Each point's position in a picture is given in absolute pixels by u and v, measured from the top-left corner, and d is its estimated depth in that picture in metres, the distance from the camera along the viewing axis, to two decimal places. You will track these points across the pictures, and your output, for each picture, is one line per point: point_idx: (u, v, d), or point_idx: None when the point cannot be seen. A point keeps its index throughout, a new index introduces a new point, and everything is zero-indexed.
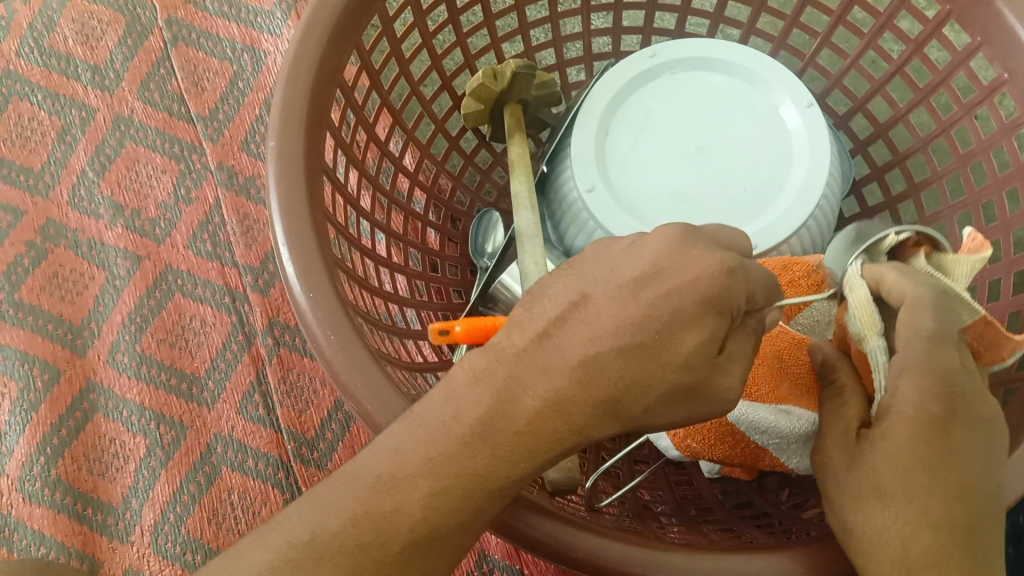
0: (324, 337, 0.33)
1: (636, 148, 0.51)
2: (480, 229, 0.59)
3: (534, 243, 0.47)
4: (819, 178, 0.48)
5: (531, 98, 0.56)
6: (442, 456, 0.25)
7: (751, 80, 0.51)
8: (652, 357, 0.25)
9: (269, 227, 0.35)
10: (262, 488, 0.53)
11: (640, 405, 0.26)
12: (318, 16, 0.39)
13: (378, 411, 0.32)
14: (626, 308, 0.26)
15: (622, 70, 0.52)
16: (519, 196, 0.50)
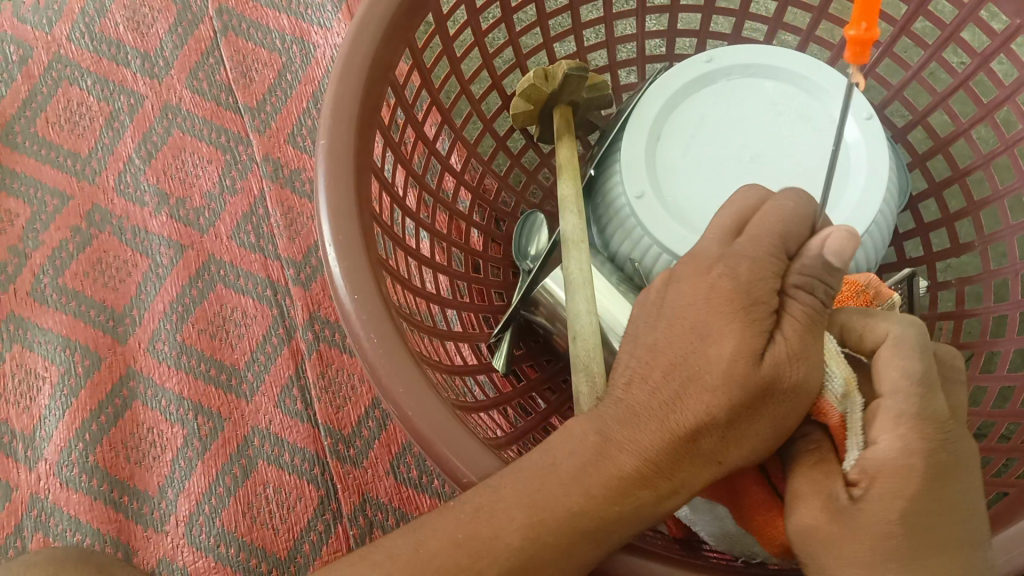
0: (368, 340, 0.32)
1: (687, 154, 0.50)
2: (523, 230, 0.57)
3: (581, 254, 0.46)
4: (876, 194, 0.47)
5: (581, 100, 0.55)
6: (561, 517, 0.27)
7: (811, 90, 0.50)
8: (694, 386, 0.28)
9: (319, 226, 0.34)
10: (297, 483, 0.53)
11: (747, 430, 0.28)
12: (373, 13, 0.37)
13: (432, 430, 0.31)
14: (668, 351, 0.29)
15: (676, 74, 0.51)
16: (565, 200, 0.49)
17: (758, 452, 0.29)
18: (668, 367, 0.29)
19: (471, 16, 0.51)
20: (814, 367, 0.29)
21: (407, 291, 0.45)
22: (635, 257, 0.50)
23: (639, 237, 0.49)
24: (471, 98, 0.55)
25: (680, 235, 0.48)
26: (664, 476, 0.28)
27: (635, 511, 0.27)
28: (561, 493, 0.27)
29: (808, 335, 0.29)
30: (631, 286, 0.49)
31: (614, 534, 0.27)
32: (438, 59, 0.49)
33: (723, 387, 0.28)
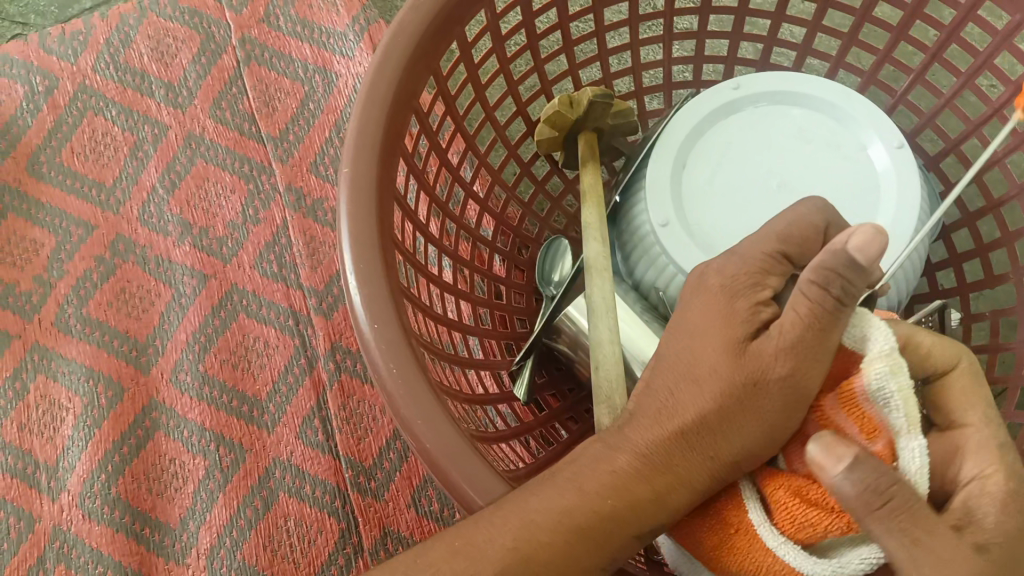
0: (386, 369, 0.31)
1: (713, 182, 0.49)
2: (546, 257, 0.57)
3: (603, 281, 0.45)
4: (908, 224, 0.46)
5: (606, 126, 0.55)
6: (551, 513, 0.27)
7: (841, 117, 0.50)
8: (688, 380, 0.30)
9: (339, 254, 0.33)
10: (318, 516, 0.52)
11: (739, 426, 0.29)
12: (397, 41, 0.37)
13: (444, 457, 0.30)
14: (671, 350, 0.31)
15: (702, 101, 0.51)
16: (589, 228, 0.48)
17: (752, 442, 0.29)
18: (663, 365, 0.31)
19: (498, 43, 0.50)
20: (809, 365, 0.29)
21: (427, 317, 0.45)
22: (660, 285, 0.49)
23: (663, 266, 0.49)
24: (494, 125, 0.54)
25: (706, 265, 0.47)
26: (655, 471, 0.29)
27: (627, 507, 0.28)
28: (553, 494, 0.28)
29: (807, 326, 0.28)
30: (654, 314, 0.49)
31: (614, 537, 0.28)
32: (464, 85, 0.48)
33: (712, 381, 0.29)
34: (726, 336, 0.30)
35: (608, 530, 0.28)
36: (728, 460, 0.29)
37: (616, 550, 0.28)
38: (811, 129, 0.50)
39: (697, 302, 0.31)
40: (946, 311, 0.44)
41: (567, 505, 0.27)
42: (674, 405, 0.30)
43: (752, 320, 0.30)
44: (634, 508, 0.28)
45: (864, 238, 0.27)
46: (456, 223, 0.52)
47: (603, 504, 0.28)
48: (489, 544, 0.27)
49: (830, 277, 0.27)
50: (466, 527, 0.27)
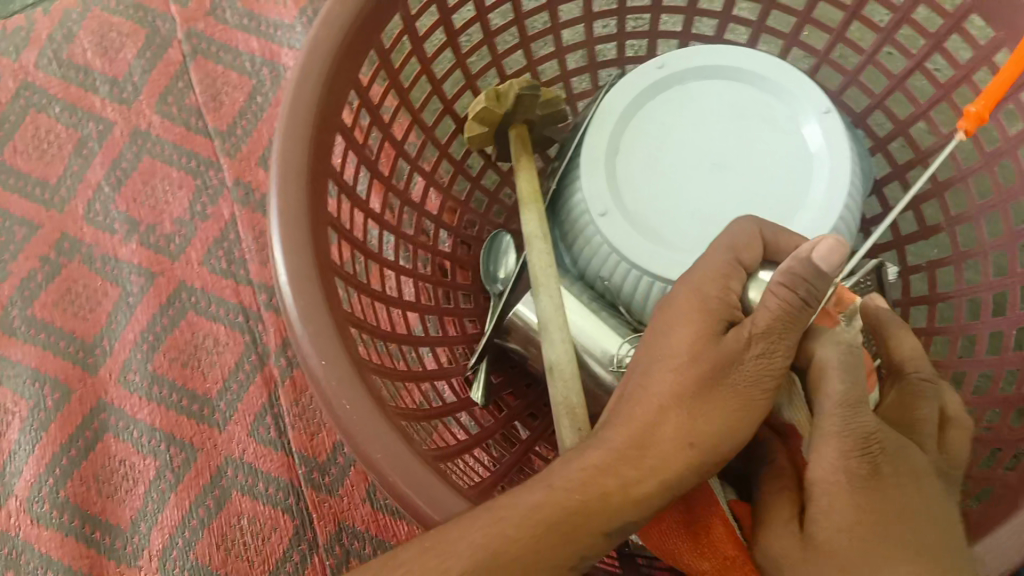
0: (340, 408, 0.31)
1: (651, 160, 0.52)
2: (490, 254, 0.57)
3: (548, 283, 0.47)
4: (841, 188, 0.49)
5: (536, 117, 0.57)
6: (519, 511, 0.29)
7: (770, 89, 0.53)
8: (652, 369, 0.32)
9: (276, 288, 0.33)
10: (271, 513, 0.52)
11: (713, 408, 0.31)
12: (313, 59, 0.36)
13: (420, 496, 0.30)
14: (645, 354, 0.33)
15: (630, 84, 0.54)
16: (532, 233, 0.50)
17: (729, 425, 0.31)
18: (636, 368, 0.33)
19: (416, 44, 0.48)
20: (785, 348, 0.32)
21: (380, 339, 0.45)
22: (604, 273, 0.52)
23: (605, 253, 0.51)
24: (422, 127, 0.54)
25: (648, 251, 0.50)
26: (631, 457, 0.31)
27: (599, 497, 0.30)
28: (522, 493, 0.30)
29: (777, 319, 0.31)
30: (602, 304, 0.51)
31: (584, 529, 0.29)
32: (387, 92, 0.48)
33: (680, 369, 0.32)
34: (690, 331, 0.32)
35: (583, 520, 0.29)
36: (704, 449, 0.31)
37: (586, 546, 0.29)
38: (742, 101, 0.53)
39: (665, 307, 0.34)
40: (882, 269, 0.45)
41: (535, 501, 0.29)
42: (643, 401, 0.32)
43: (714, 320, 0.32)
44: (607, 495, 0.30)
45: (828, 248, 0.31)
46: (396, 236, 0.52)
47: (572, 497, 0.29)
48: (457, 540, 0.28)
49: (798, 281, 0.31)
50: (429, 536, 0.29)
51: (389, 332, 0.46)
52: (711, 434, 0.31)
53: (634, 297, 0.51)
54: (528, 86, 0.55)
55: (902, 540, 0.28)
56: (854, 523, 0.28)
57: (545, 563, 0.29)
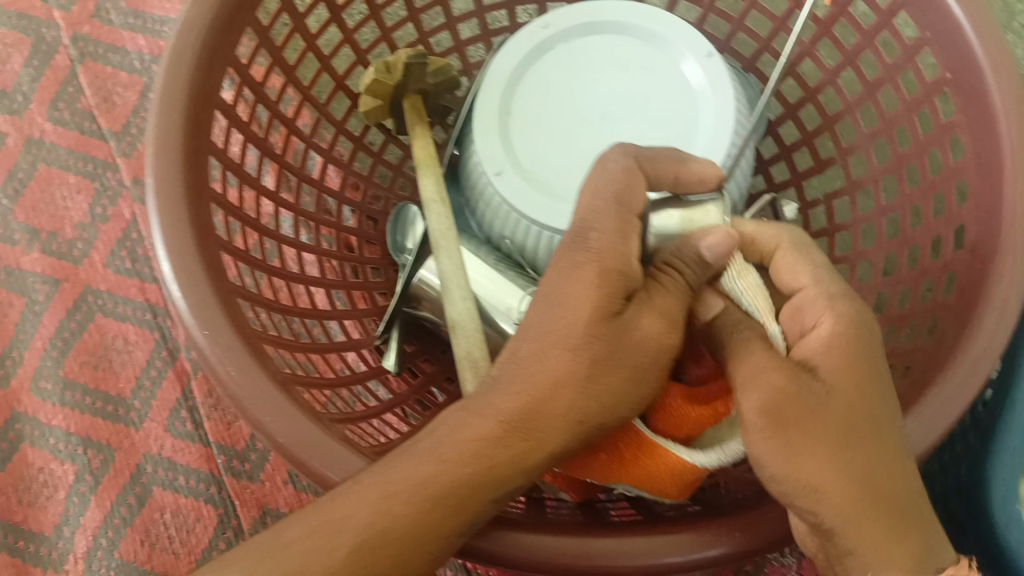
0: (225, 372, 0.34)
1: (543, 120, 0.52)
2: (397, 226, 0.55)
3: (448, 244, 0.47)
4: (728, 129, 0.49)
5: (429, 87, 0.56)
6: (409, 486, 0.29)
7: (653, 39, 0.52)
8: (553, 335, 0.32)
9: (159, 264, 0.35)
10: (194, 505, 0.52)
11: (603, 383, 0.32)
12: (183, 45, 0.38)
13: (304, 451, 0.33)
14: (542, 310, 0.33)
15: (517, 45, 0.53)
16: (428, 197, 0.50)
17: (618, 404, 0.32)
18: (529, 334, 0.32)
19: (295, 22, 0.51)
20: (675, 328, 0.33)
21: (272, 314, 0.44)
22: (507, 233, 0.51)
23: (507, 215, 0.51)
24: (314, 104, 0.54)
25: (546, 206, 0.49)
26: (520, 437, 0.31)
27: (489, 473, 0.30)
28: (411, 466, 0.30)
29: (674, 306, 0.33)
30: (508, 265, 0.50)
31: (471, 503, 0.30)
32: (268, 69, 0.49)
33: (576, 344, 0.31)
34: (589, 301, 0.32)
35: (472, 494, 0.30)
36: (592, 424, 0.32)
37: (473, 516, 0.30)
38: (627, 53, 0.52)
39: (562, 263, 0.33)
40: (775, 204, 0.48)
41: (425, 475, 0.30)
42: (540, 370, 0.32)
43: (616, 295, 0.32)
44: (495, 470, 0.30)
45: (718, 240, 0.34)
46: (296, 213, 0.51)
47: (464, 473, 0.30)
48: (344, 519, 0.29)
49: (689, 264, 0.34)
50: (319, 514, 0.29)
51: (284, 305, 0.45)
52: (608, 405, 0.32)
53: (538, 255, 0.51)
54: (415, 55, 0.54)
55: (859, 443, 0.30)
56: (852, 412, 0.30)
57: (431, 539, 0.29)
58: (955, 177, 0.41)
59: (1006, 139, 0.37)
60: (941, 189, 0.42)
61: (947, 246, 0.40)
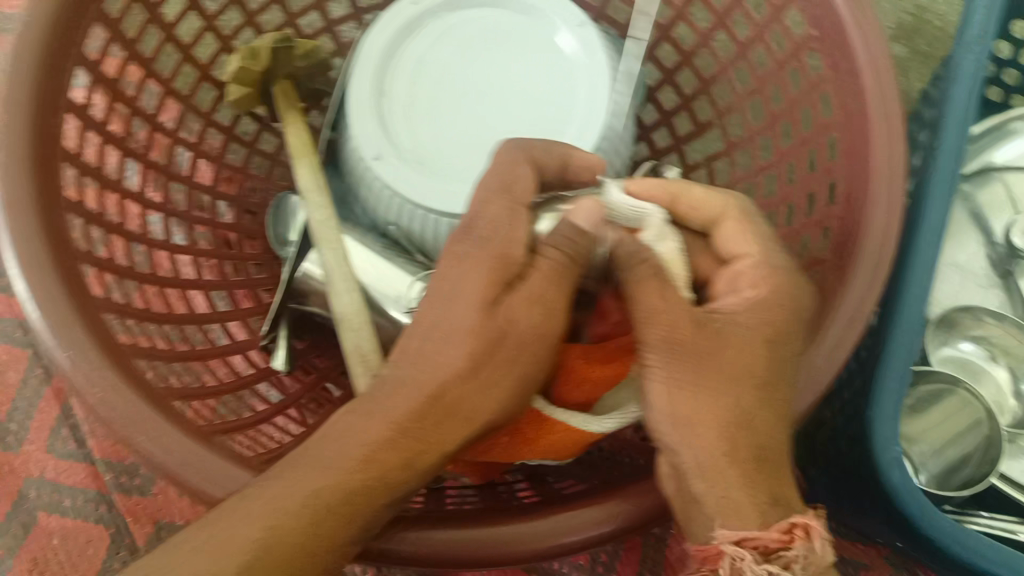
0: (93, 396, 0.32)
1: (416, 101, 0.49)
2: (278, 216, 0.52)
3: (328, 235, 0.43)
4: (603, 99, 0.48)
5: (299, 71, 0.53)
6: (300, 496, 0.27)
7: (523, 10, 0.51)
8: (439, 332, 0.31)
9: (10, 286, 0.33)
10: (84, 524, 0.52)
11: (489, 380, 0.31)
12: (23, 48, 0.36)
13: (185, 470, 0.31)
14: (434, 307, 0.32)
15: (385, 19, 0.50)
16: (305, 183, 0.46)
17: (500, 399, 0.31)
18: (418, 331, 0.32)
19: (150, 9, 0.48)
20: (552, 316, 0.32)
21: (156, 322, 0.41)
22: (392, 219, 0.48)
23: (390, 199, 0.47)
24: (179, 97, 0.51)
25: (432, 186, 0.47)
26: (414, 438, 0.30)
27: (381, 478, 0.29)
28: (302, 475, 0.28)
29: (548, 284, 0.32)
30: (395, 251, 0.47)
31: (364, 510, 0.29)
32: (123, 64, 0.46)
33: (460, 338, 0.31)
34: (477, 297, 0.31)
35: (364, 500, 0.28)
36: (483, 419, 0.31)
37: (369, 519, 0.29)
38: (497, 25, 0.51)
39: (456, 259, 0.32)
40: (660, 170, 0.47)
41: (322, 486, 0.28)
42: (428, 366, 0.31)
43: (494, 282, 0.32)
44: (388, 473, 0.29)
45: (586, 209, 0.34)
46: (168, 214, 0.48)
47: (358, 480, 0.28)
48: (234, 533, 0.27)
49: (564, 242, 0.33)
50: (205, 533, 0.27)
51: (167, 313, 0.43)
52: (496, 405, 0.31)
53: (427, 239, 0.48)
54: (280, 38, 0.51)
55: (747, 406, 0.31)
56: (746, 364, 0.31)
57: (324, 552, 0.28)
58: (829, 134, 0.41)
59: (872, 95, 0.37)
60: (816, 145, 0.42)
61: (822, 203, 0.41)
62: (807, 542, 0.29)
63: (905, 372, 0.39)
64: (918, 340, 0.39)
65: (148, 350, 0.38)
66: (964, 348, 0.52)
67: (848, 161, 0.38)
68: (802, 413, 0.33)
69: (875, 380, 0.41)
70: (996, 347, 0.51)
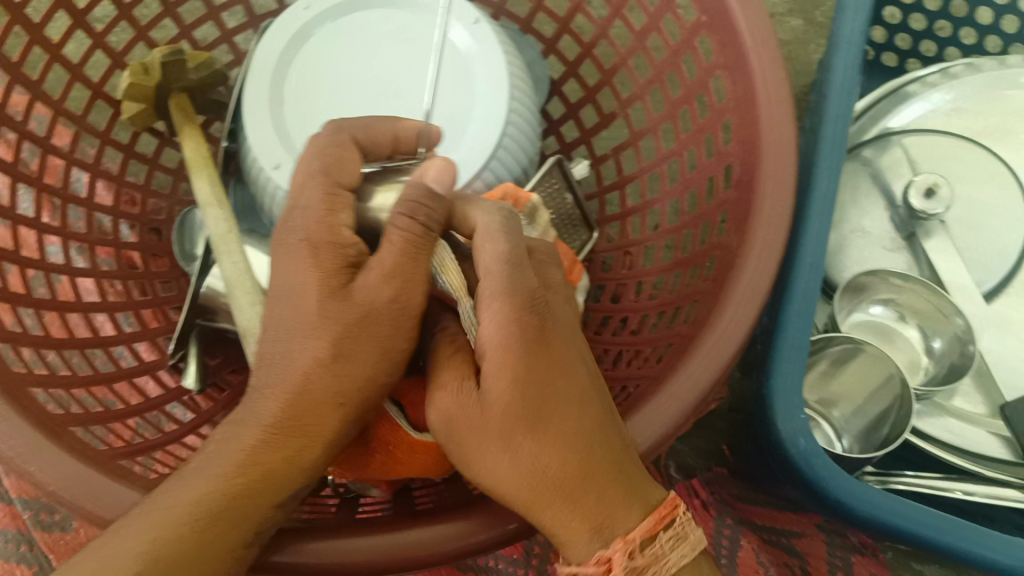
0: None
1: (314, 108, 0.49)
2: (183, 231, 0.52)
3: (229, 248, 0.43)
4: (502, 96, 0.48)
5: (194, 83, 0.51)
6: (183, 504, 0.28)
7: (415, 11, 0.51)
8: (291, 325, 0.31)
9: None
10: (7, 566, 0.52)
11: (353, 356, 0.31)
12: None
13: (78, 494, 0.30)
14: (281, 310, 0.32)
15: (277, 28, 0.50)
16: (203, 196, 0.46)
17: (372, 370, 0.31)
18: (273, 327, 0.32)
19: (33, 30, 0.46)
20: (411, 282, 0.32)
21: (56, 349, 0.40)
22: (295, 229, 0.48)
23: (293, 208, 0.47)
24: (72, 118, 0.48)
25: None
26: (290, 430, 0.30)
27: (264, 475, 0.30)
28: (185, 485, 0.29)
29: (403, 252, 0.31)
30: None
31: (251, 508, 0.29)
32: (7, 88, 0.44)
33: (321, 325, 0.31)
34: (323, 285, 0.31)
35: (247, 502, 0.29)
36: (353, 399, 0.31)
37: (259, 519, 0.30)
38: (392, 26, 0.50)
39: (286, 258, 0.32)
40: (563, 165, 0.47)
41: (202, 497, 0.29)
42: (282, 362, 0.31)
43: (341, 267, 0.31)
44: (271, 470, 0.30)
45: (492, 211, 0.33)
46: (68, 239, 0.46)
47: (238, 481, 0.29)
48: (120, 549, 0.27)
49: (415, 207, 0.32)
50: (102, 554, 0.27)
51: (68, 338, 0.41)
52: (365, 378, 0.31)
53: None
54: (173, 51, 0.49)
55: (563, 443, 0.30)
56: (547, 402, 0.30)
57: (219, 550, 0.29)
58: (722, 119, 0.41)
59: (758, 71, 0.37)
60: (711, 131, 0.42)
61: (718, 185, 0.41)
62: (671, 543, 0.30)
63: (806, 338, 0.41)
64: (815, 304, 0.41)
65: (48, 380, 0.36)
66: (874, 313, 0.54)
67: (741, 139, 0.38)
68: (693, 403, 0.33)
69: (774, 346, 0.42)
70: (904, 309, 0.53)
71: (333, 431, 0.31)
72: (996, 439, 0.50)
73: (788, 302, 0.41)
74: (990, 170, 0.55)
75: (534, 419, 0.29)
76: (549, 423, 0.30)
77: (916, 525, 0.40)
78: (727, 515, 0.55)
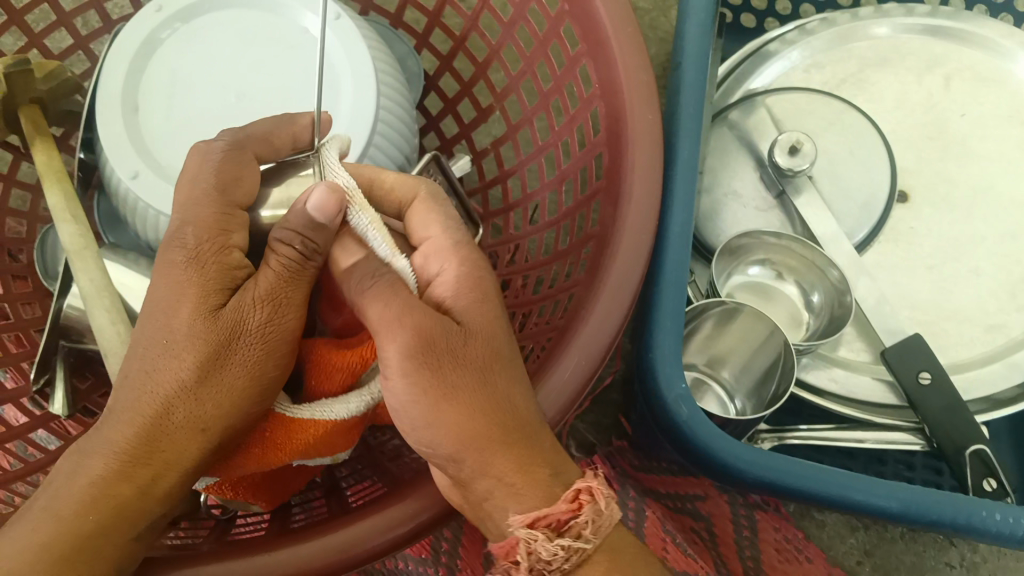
0: None
1: (171, 115, 0.46)
2: (43, 252, 0.49)
3: (86, 268, 0.41)
4: (369, 91, 0.46)
5: (44, 94, 0.46)
6: (30, 546, 0.28)
7: (271, 9, 0.49)
8: (158, 346, 0.31)
9: None
10: None
11: (218, 378, 0.31)
12: None
13: None
14: (149, 327, 0.31)
15: (127, 36, 0.47)
16: (58, 211, 0.43)
17: (240, 398, 0.31)
18: (138, 347, 0.31)
19: None
20: (281, 308, 0.32)
21: None
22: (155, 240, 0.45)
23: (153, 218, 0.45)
24: None
25: None
26: (148, 454, 0.30)
27: (120, 506, 0.30)
28: (32, 524, 0.29)
29: (273, 276, 0.31)
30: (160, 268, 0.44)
31: (109, 542, 0.29)
32: None
33: (183, 347, 0.31)
34: (194, 302, 0.31)
35: (107, 536, 0.29)
36: (216, 426, 0.31)
37: (117, 554, 0.29)
38: (249, 26, 0.48)
39: (162, 271, 0.32)
40: (440, 160, 0.44)
41: (55, 531, 0.28)
42: (148, 384, 0.31)
43: (216, 279, 0.31)
44: (128, 501, 0.30)
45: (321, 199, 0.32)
46: None
47: (89, 515, 0.29)
48: None
49: (295, 235, 0.31)
50: None
51: None
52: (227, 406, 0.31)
53: None
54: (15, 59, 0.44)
55: (499, 395, 0.30)
56: (490, 355, 0.31)
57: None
58: (590, 108, 0.41)
59: (619, 59, 0.37)
60: (581, 120, 0.42)
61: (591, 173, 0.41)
62: (593, 504, 0.30)
63: (681, 308, 0.41)
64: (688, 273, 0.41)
65: None
66: (754, 273, 0.55)
67: (607, 127, 0.38)
68: (577, 389, 0.33)
69: (650, 319, 0.42)
70: (780, 266, 0.54)
71: (190, 459, 0.31)
72: (880, 384, 0.52)
73: (661, 275, 0.42)
74: (847, 125, 0.57)
75: (478, 376, 0.30)
76: (490, 380, 0.30)
77: (794, 478, 0.41)
78: (631, 488, 0.56)
